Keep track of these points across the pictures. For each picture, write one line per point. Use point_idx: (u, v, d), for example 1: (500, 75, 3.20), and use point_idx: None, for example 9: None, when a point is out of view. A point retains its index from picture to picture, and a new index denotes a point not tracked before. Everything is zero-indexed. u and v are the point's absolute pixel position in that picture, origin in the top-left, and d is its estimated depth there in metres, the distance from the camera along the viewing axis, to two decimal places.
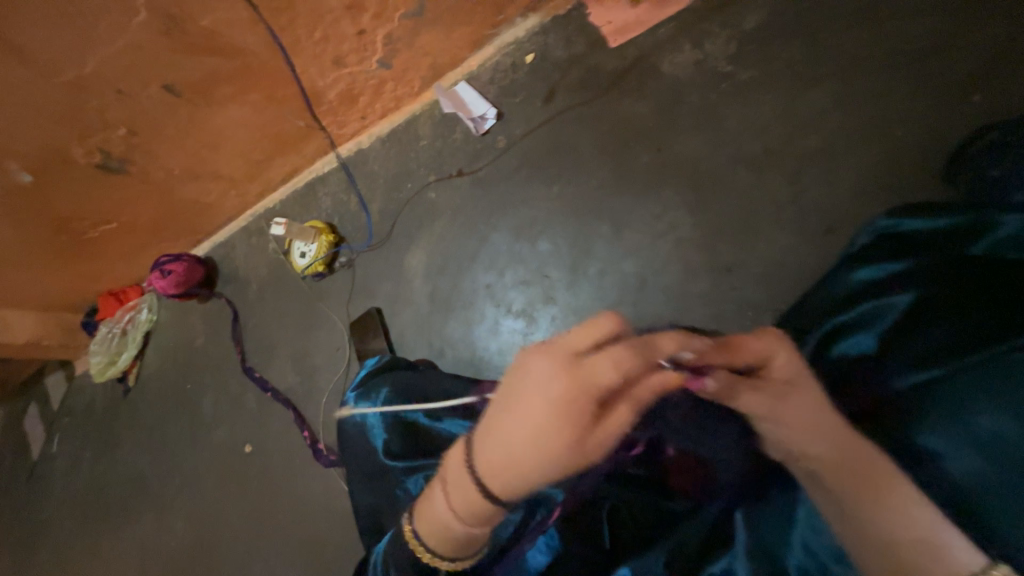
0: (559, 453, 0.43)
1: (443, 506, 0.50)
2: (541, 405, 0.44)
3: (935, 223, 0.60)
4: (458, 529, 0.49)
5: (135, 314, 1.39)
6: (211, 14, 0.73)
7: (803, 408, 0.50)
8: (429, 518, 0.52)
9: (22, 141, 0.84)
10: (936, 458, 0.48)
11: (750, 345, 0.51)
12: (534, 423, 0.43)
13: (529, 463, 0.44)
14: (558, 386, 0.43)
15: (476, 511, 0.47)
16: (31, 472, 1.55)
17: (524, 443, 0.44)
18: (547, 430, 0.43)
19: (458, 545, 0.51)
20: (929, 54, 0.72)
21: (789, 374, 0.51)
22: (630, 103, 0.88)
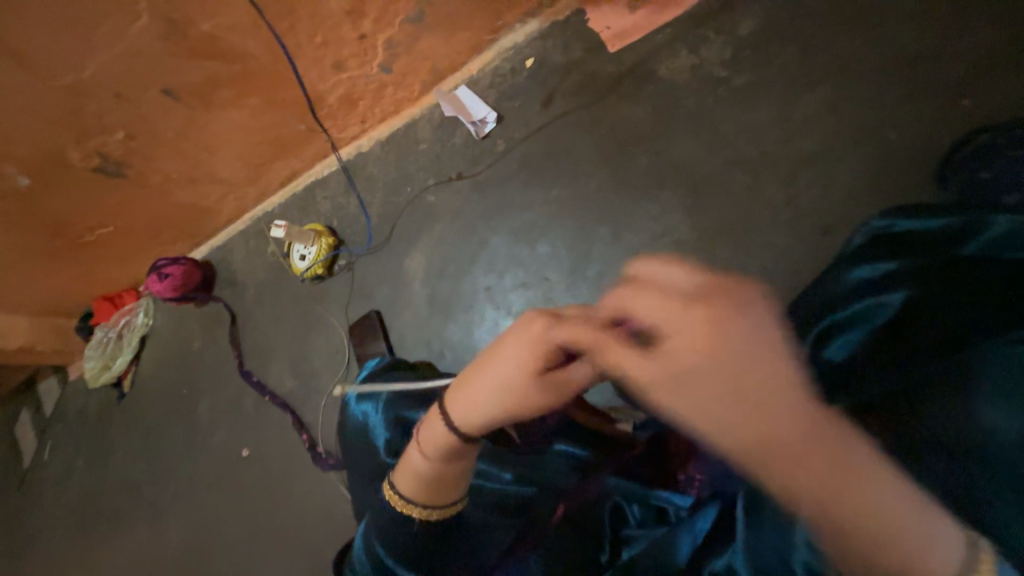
0: (524, 392, 0.49)
1: (417, 450, 0.58)
2: (512, 357, 0.49)
3: (930, 224, 0.61)
4: (429, 468, 0.57)
5: (130, 319, 1.38)
6: (212, 19, 0.73)
7: (713, 406, 0.35)
8: (407, 468, 0.59)
9: (19, 144, 0.84)
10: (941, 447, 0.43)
11: (642, 300, 0.39)
12: (505, 369, 0.50)
13: (496, 400, 0.51)
14: (530, 338, 0.48)
15: (443, 446, 0.56)
16: (23, 479, 1.53)
17: (494, 383, 0.51)
18: (514, 372, 0.49)
19: (428, 488, 0.58)
20: (921, 60, 0.73)
21: (688, 356, 0.36)
22: (628, 107, 0.89)
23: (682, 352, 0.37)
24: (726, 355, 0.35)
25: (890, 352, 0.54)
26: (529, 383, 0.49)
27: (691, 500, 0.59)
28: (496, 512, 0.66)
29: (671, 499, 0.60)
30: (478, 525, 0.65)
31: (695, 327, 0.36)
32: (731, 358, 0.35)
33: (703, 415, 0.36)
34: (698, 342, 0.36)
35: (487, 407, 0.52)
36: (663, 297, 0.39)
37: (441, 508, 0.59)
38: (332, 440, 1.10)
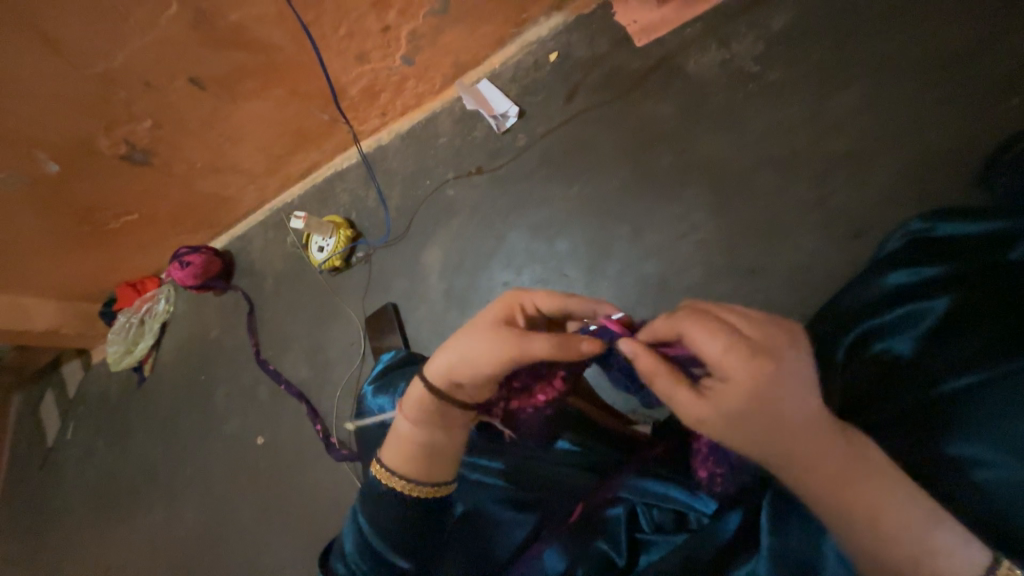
0: (481, 344, 0.54)
1: (402, 416, 0.61)
2: (481, 328, 0.56)
3: (973, 229, 0.58)
4: (411, 433, 0.60)
5: (151, 305, 1.41)
6: (240, 10, 0.74)
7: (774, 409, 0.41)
8: (393, 437, 0.62)
9: (50, 131, 0.86)
10: (973, 466, 0.44)
11: (696, 334, 0.44)
12: (471, 338, 0.55)
13: (457, 353, 0.56)
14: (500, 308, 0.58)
15: (422, 410, 0.59)
16: (46, 458, 1.58)
17: (461, 339, 0.56)
18: (479, 327, 0.56)
19: (408, 455, 0.60)
20: (965, 58, 0.70)
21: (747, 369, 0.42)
22: (653, 103, 0.87)
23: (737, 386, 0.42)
24: (774, 391, 0.41)
25: (933, 362, 0.52)
26: (491, 344, 0.53)
27: (713, 506, 0.58)
28: (508, 508, 0.64)
29: (693, 503, 0.59)
30: (491, 520, 0.64)
31: (748, 359, 0.42)
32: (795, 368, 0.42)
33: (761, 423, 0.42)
34: (753, 375, 0.41)
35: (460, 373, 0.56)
36: (720, 332, 0.43)
37: (423, 480, 0.60)
38: (346, 431, 1.11)
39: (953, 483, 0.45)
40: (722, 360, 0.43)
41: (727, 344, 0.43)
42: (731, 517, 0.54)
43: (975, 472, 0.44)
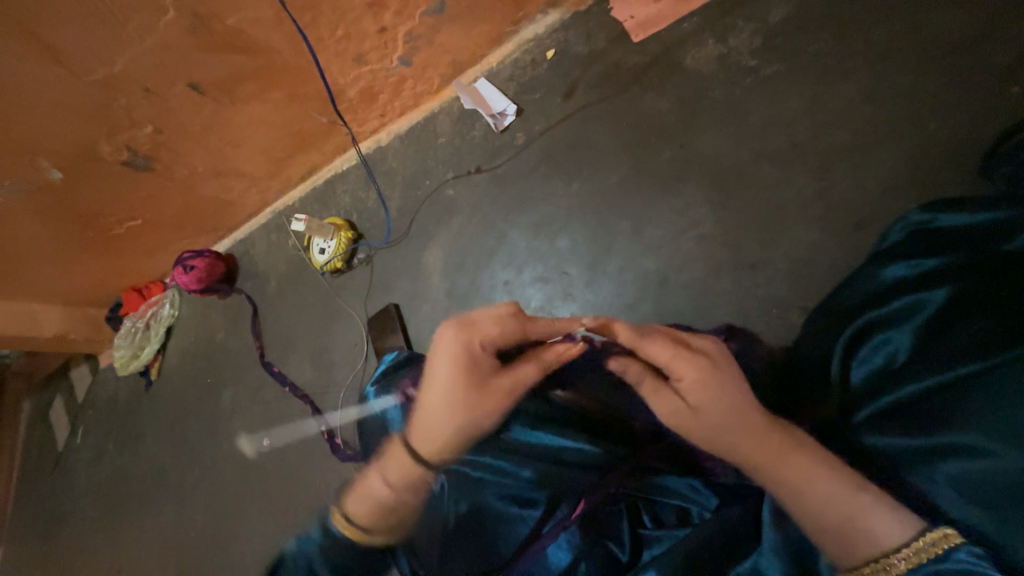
0: (473, 404, 0.60)
1: (380, 478, 0.60)
2: (462, 378, 0.60)
3: (972, 219, 0.58)
4: (389, 497, 0.59)
5: (157, 309, 1.42)
6: (237, 14, 0.74)
7: (724, 408, 0.53)
8: (365, 495, 0.60)
9: (54, 139, 0.87)
10: (975, 453, 0.46)
11: (649, 347, 0.57)
12: (461, 392, 0.59)
13: (448, 420, 0.59)
14: (451, 347, 0.60)
15: (410, 474, 0.59)
16: (57, 462, 1.60)
17: (442, 399, 0.60)
18: (451, 382, 0.59)
19: (384, 518, 0.59)
20: (966, 45, 0.70)
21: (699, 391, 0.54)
22: (652, 98, 0.87)
23: (695, 391, 0.54)
24: (720, 386, 0.53)
25: (931, 354, 0.52)
26: (489, 391, 0.60)
27: (715, 501, 0.60)
28: (513, 505, 0.64)
29: (696, 498, 0.61)
30: (495, 518, 0.64)
31: (693, 368, 0.54)
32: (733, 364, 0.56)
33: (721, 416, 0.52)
34: (709, 370, 0.54)
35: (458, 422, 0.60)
36: (668, 344, 0.56)
37: (403, 533, 0.60)
38: (351, 431, 1.11)
39: (959, 468, 0.47)
40: (675, 369, 0.55)
41: (674, 350, 0.56)
42: (734, 509, 0.56)
43: (975, 456, 0.46)
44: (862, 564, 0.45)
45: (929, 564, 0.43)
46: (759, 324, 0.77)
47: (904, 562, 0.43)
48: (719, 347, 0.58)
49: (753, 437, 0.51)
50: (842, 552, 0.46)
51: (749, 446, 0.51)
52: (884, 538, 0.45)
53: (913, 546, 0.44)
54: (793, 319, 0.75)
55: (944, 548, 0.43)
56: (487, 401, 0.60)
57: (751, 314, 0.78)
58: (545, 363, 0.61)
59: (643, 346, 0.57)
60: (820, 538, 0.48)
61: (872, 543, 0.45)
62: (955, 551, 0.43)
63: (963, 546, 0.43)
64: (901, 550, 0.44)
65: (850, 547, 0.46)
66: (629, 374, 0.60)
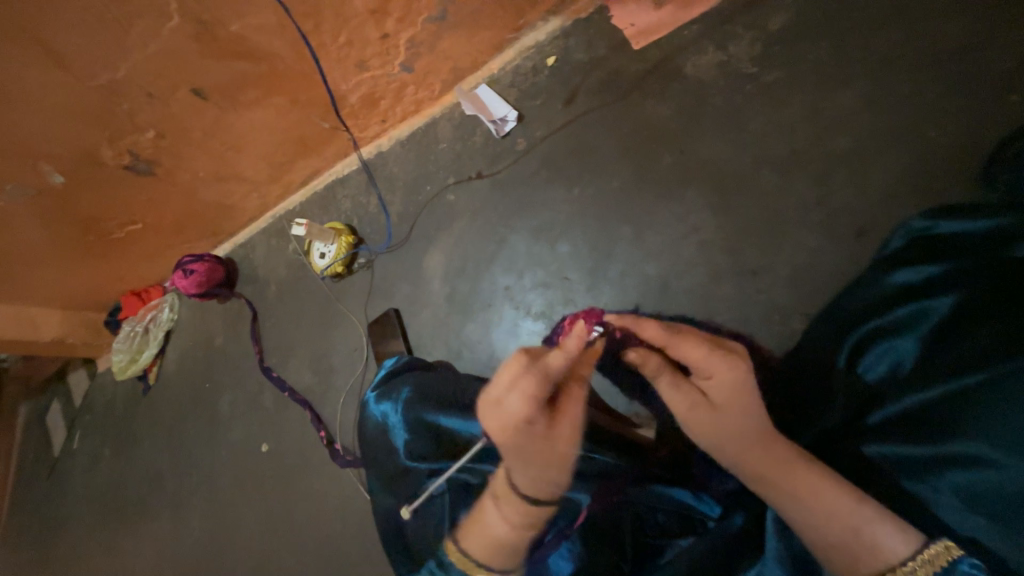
0: (555, 446, 0.56)
1: (500, 523, 0.57)
2: (534, 441, 0.54)
3: (973, 226, 0.58)
4: (514, 538, 0.57)
5: (156, 313, 1.42)
6: (241, 20, 0.74)
7: (749, 408, 0.54)
8: (485, 537, 0.57)
9: (56, 143, 0.87)
10: (980, 464, 0.46)
11: (683, 346, 0.56)
12: (540, 450, 0.55)
13: (545, 473, 0.56)
14: (507, 421, 0.53)
15: (529, 519, 0.56)
16: (52, 468, 1.58)
17: (528, 464, 0.55)
18: (525, 446, 0.54)
19: (510, 557, 0.58)
20: (965, 53, 0.70)
21: (726, 391, 0.54)
22: (652, 105, 0.87)
23: (724, 391, 0.54)
24: (748, 386, 0.54)
25: (936, 363, 0.52)
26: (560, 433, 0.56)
27: (718, 509, 0.60)
28: None
29: (700, 506, 0.60)
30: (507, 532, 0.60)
31: (728, 372, 0.54)
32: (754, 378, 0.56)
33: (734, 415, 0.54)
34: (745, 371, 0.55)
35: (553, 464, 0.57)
36: (701, 344, 0.56)
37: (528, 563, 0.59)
38: (350, 436, 1.11)
39: (964, 479, 0.47)
40: (709, 369, 0.55)
41: (710, 350, 0.55)
42: (737, 518, 0.56)
43: (981, 466, 0.46)
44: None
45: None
46: (760, 330, 0.77)
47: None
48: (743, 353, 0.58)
49: (756, 447, 0.52)
50: (847, 568, 0.46)
51: (752, 455, 0.52)
52: (890, 552, 0.45)
53: (917, 560, 0.44)
54: (794, 325, 0.75)
55: (948, 561, 0.43)
56: (562, 437, 0.56)
57: (752, 320, 0.78)
58: (582, 374, 0.59)
59: (680, 345, 0.56)
60: (824, 550, 0.47)
61: (878, 558, 0.45)
62: (959, 563, 0.43)
63: (966, 558, 0.43)
64: (906, 564, 0.44)
65: (855, 562, 0.46)
66: (647, 365, 0.58)
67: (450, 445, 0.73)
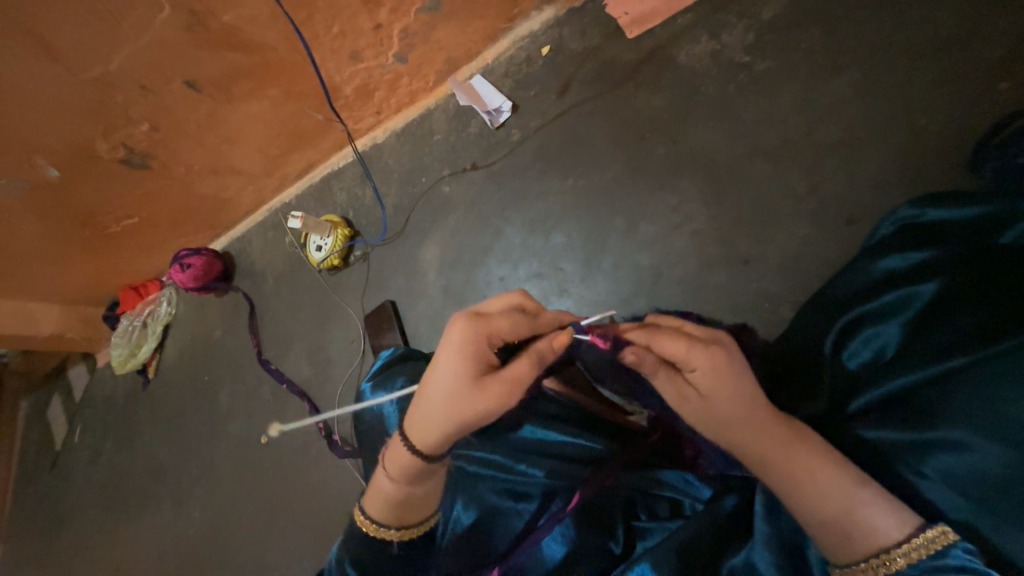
0: (472, 400, 0.51)
1: (385, 473, 0.59)
2: (456, 374, 0.52)
3: (960, 213, 0.58)
4: (397, 493, 0.59)
5: (154, 308, 1.42)
6: (233, 11, 0.74)
7: (733, 402, 0.49)
8: (377, 493, 0.60)
9: (50, 136, 0.86)
10: (962, 448, 0.47)
11: (660, 341, 0.51)
12: (457, 390, 0.52)
13: (443, 412, 0.53)
14: (457, 336, 0.53)
15: (408, 473, 0.57)
16: (55, 461, 1.60)
17: (439, 394, 0.53)
18: (451, 372, 0.52)
19: (394, 512, 0.60)
20: (957, 41, 0.70)
21: (706, 386, 0.50)
22: (645, 95, 0.87)
23: (708, 380, 0.49)
24: (728, 376, 0.49)
25: (920, 349, 0.53)
26: (480, 395, 0.51)
27: (708, 492, 0.61)
28: (506, 499, 0.65)
29: (688, 490, 0.61)
30: (492, 510, 0.65)
31: (708, 360, 0.49)
32: (742, 367, 0.50)
33: (723, 406, 0.49)
34: (720, 361, 0.49)
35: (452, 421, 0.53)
36: (682, 337, 0.50)
37: (414, 528, 0.61)
38: (348, 427, 1.12)
39: (946, 461, 0.48)
40: (691, 360, 0.50)
41: (688, 344, 0.50)
42: (728, 500, 0.57)
43: (964, 449, 0.47)
44: (861, 558, 0.45)
45: (930, 559, 0.44)
46: (752, 317, 0.78)
47: (903, 557, 0.44)
48: (733, 348, 0.52)
49: (760, 428, 0.49)
50: (836, 545, 0.47)
51: (754, 438, 0.49)
52: (885, 533, 0.45)
53: (913, 542, 0.44)
54: (785, 313, 0.76)
55: (943, 545, 0.44)
56: (484, 398, 0.51)
57: (743, 308, 0.78)
58: (539, 357, 0.53)
59: (659, 340, 0.51)
60: (817, 531, 0.47)
61: (872, 538, 0.45)
62: (953, 548, 0.44)
63: (961, 543, 0.44)
64: (899, 545, 0.45)
65: (845, 541, 0.46)
66: (645, 366, 0.53)
67: None
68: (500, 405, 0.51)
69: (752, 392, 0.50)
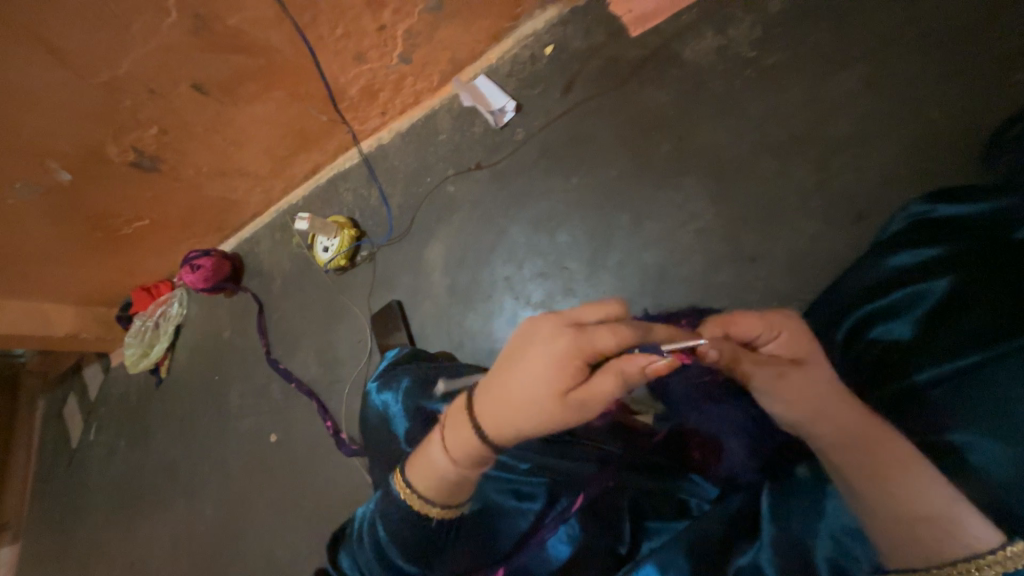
0: (552, 411, 0.49)
1: (440, 450, 0.56)
2: (545, 376, 0.49)
3: (972, 208, 0.59)
4: (451, 472, 0.56)
5: (166, 308, 1.44)
6: (238, 14, 0.75)
7: (811, 382, 0.50)
8: (424, 465, 0.57)
9: (61, 140, 0.88)
10: (963, 449, 0.46)
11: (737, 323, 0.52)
12: (537, 396, 0.49)
13: (524, 414, 0.50)
14: (560, 346, 0.49)
15: (471, 455, 0.55)
16: (71, 459, 1.63)
17: (523, 395, 0.50)
18: (542, 381, 0.49)
19: (442, 487, 0.57)
20: (968, 33, 0.69)
21: (793, 355, 0.52)
22: (650, 92, 0.87)
23: (786, 350, 0.52)
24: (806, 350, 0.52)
25: (930, 345, 0.52)
26: (556, 407, 0.49)
27: (716, 492, 0.61)
28: (511, 498, 0.65)
29: (695, 489, 0.62)
30: (497, 510, 0.65)
31: (790, 333, 0.51)
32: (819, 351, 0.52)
33: (796, 392, 0.50)
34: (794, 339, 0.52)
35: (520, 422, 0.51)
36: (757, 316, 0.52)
37: (457, 507, 0.59)
38: (355, 426, 1.13)
39: (950, 464, 0.46)
40: (773, 329, 0.51)
41: (763, 317, 0.51)
42: (735, 499, 0.57)
43: (969, 451, 0.46)
44: (940, 563, 0.43)
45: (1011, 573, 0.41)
46: None
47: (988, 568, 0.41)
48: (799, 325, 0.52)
49: (846, 411, 0.49)
50: (909, 548, 0.44)
51: (842, 420, 0.48)
52: (976, 539, 0.42)
53: (998, 553, 0.41)
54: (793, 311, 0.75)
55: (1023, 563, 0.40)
56: (565, 412, 0.49)
57: (751, 307, 0.78)
58: (627, 378, 0.47)
59: (734, 322, 0.52)
60: (891, 533, 0.45)
61: (960, 543, 0.42)
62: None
63: None
64: (989, 554, 0.41)
65: (925, 544, 0.44)
66: (723, 360, 0.50)
67: None
68: (575, 420, 0.49)
69: (832, 380, 0.51)
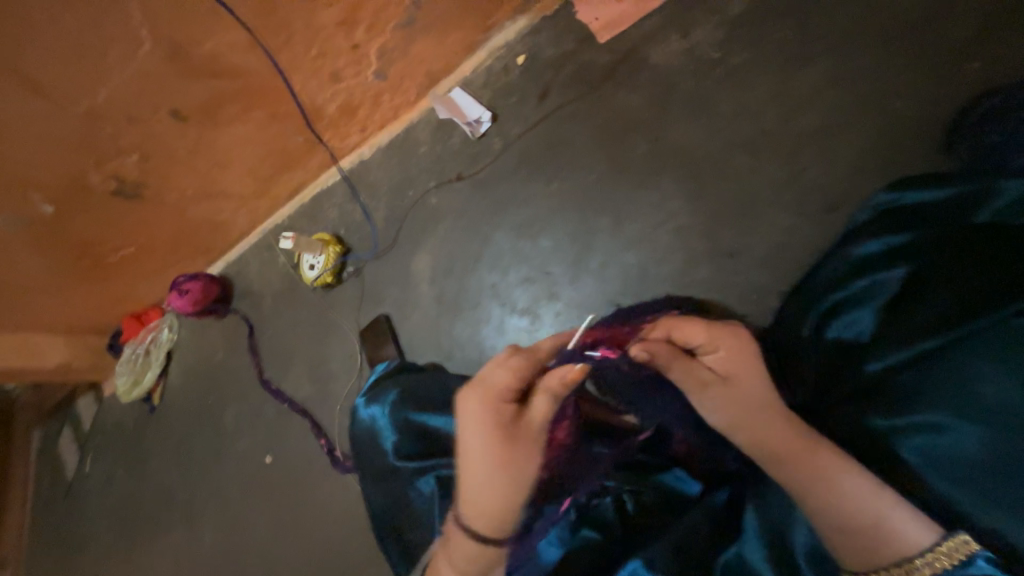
0: (509, 455, 0.52)
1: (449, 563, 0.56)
2: (484, 444, 0.52)
3: (933, 196, 0.60)
4: None
5: (156, 334, 1.43)
6: (212, 40, 0.76)
7: (745, 394, 0.54)
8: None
9: (42, 172, 0.88)
10: (940, 429, 0.49)
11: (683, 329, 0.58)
12: (492, 459, 0.52)
13: (495, 482, 0.52)
14: (473, 414, 0.53)
15: (476, 558, 0.54)
16: (67, 492, 1.61)
17: (479, 469, 0.52)
18: (482, 449, 0.52)
19: None
20: (922, 26, 0.71)
21: (727, 367, 0.55)
22: (623, 95, 0.88)
23: (727, 361, 0.56)
24: (727, 369, 0.55)
25: (899, 331, 0.55)
26: (520, 454, 0.52)
27: (698, 488, 0.63)
28: None
29: (680, 486, 0.63)
30: None
31: (732, 344, 0.56)
32: (745, 362, 0.56)
33: (727, 407, 0.53)
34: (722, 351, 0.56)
35: (500, 489, 0.52)
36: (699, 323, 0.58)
37: None
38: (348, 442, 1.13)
39: (925, 441, 0.50)
40: (715, 342, 0.57)
41: (710, 326, 0.58)
42: (720, 495, 0.59)
43: (941, 430, 0.49)
44: (882, 566, 0.45)
45: (954, 567, 0.43)
46: (740, 311, 0.78)
47: (926, 568, 0.44)
48: (736, 336, 0.57)
49: (777, 427, 0.51)
50: (855, 555, 0.46)
51: (763, 434, 0.51)
52: (913, 540, 0.45)
53: (937, 550, 0.44)
54: (772, 304, 0.76)
55: (965, 556, 0.43)
56: (519, 450, 0.52)
57: (732, 302, 0.78)
58: (555, 392, 0.53)
59: (682, 328, 0.58)
60: (835, 541, 0.47)
61: (896, 546, 0.45)
62: (975, 557, 0.43)
63: (983, 552, 0.43)
64: (923, 555, 0.44)
65: (866, 549, 0.46)
66: (657, 359, 0.56)
67: (438, 444, 0.75)
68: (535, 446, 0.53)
69: (755, 392, 0.54)
